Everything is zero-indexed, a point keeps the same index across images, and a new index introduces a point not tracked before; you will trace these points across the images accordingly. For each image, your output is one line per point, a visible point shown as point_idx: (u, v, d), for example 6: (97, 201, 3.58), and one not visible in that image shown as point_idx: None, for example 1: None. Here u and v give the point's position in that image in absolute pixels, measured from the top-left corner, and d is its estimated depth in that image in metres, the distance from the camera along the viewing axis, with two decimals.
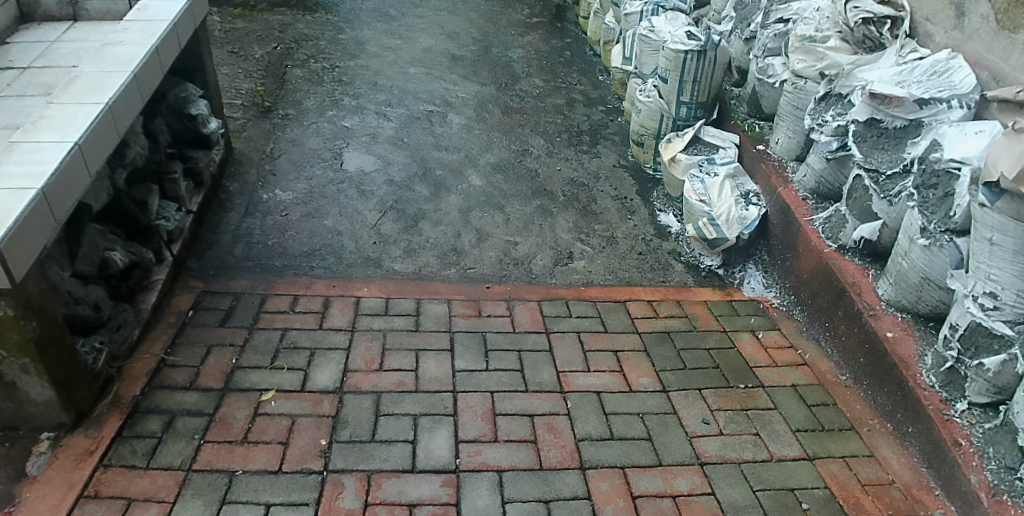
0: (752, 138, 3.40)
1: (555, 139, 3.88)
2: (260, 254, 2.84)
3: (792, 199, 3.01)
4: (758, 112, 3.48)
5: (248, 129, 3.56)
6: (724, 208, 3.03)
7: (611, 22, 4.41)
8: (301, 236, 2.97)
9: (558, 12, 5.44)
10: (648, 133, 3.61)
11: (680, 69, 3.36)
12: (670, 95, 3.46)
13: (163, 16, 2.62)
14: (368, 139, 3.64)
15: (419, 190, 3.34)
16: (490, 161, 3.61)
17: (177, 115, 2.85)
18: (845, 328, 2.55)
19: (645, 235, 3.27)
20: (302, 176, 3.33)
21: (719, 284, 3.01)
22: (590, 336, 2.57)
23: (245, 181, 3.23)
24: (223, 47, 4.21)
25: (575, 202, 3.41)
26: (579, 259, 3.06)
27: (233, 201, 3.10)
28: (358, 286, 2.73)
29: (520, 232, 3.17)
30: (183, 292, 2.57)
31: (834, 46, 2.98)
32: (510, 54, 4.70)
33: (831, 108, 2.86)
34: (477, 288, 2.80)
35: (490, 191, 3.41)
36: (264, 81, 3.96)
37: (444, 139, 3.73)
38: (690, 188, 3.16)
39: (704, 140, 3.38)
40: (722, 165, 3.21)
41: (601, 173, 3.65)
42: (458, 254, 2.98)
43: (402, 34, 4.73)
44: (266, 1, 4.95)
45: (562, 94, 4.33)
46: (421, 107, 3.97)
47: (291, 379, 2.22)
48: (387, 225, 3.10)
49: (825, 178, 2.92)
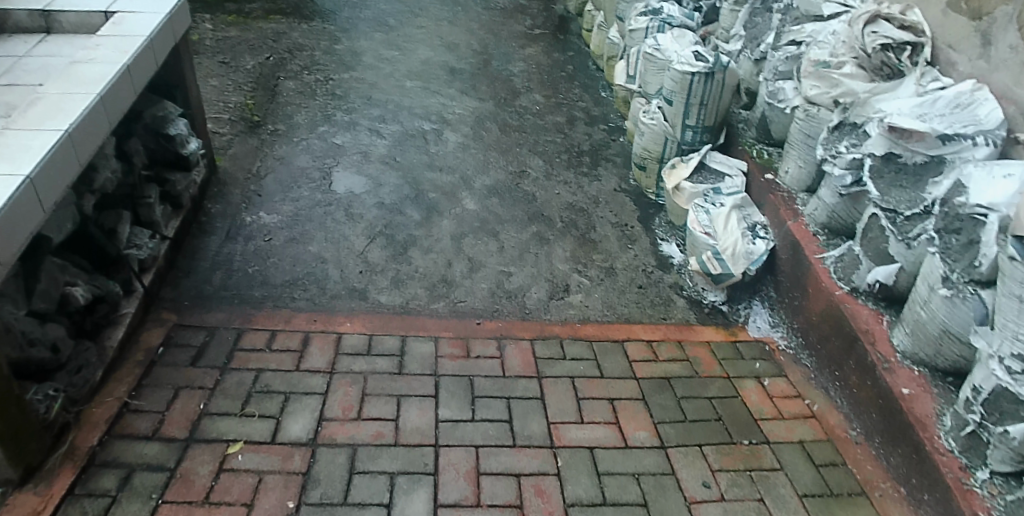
0: (761, 165, 3.21)
1: (555, 159, 3.72)
2: (239, 283, 2.70)
3: (802, 234, 2.85)
4: (766, 138, 3.30)
5: (234, 146, 3.41)
6: (730, 242, 2.87)
7: (615, 37, 4.26)
8: (283, 264, 2.82)
9: (561, 23, 5.29)
10: (651, 156, 3.44)
11: (686, 91, 3.18)
12: (675, 118, 3.28)
13: (139, 31, 2.47)
14: (359, 158, 3.50)
15: (410, 214, 3.19)
16: (486, 184, 3.46)
17: (154, 135, 2.68)
18: (857, 380, 2.42)
19: (646, 266, 3.11)
20: (288, 196, 3.18)
21: (723, 322, 2.88)
22: (585, 382, 2.42)
23: (228, 202, 3.08)
24: (213, 57, 4.06)
25: (573, 229, 3.26)
26: (576, 292, 2.91)
27: (215, 224, 2.96)
28: (341, 320, 2.58)
29: (515, 262, 3.01)
30: (153, 326, 2.43)
31: (850, 72, 2.78)
32: (511, 68, 4.55)
33: (846, 138, 2.70)
34: (467, 324, 2.65)
35: (484, 215, 3.25)
36: (253, 94, 3.81)
37: (439, 158, 3.58)
38: (694, 218, 2.99)
39: (709, 167, 3.21)
40: (729, 195, 3.04)
41: (602, 197, 3.50)
42: (447, 286, 2.83)
43: (400, 45, 4.58)
44: (261, 7, 4.80)
45: (564, 111, 4.17)
46: (417, 123, 3.82)
47: (261, 429, 2.08)
48: (375, 252, 2.95)
49: (838, 213, 2.76)
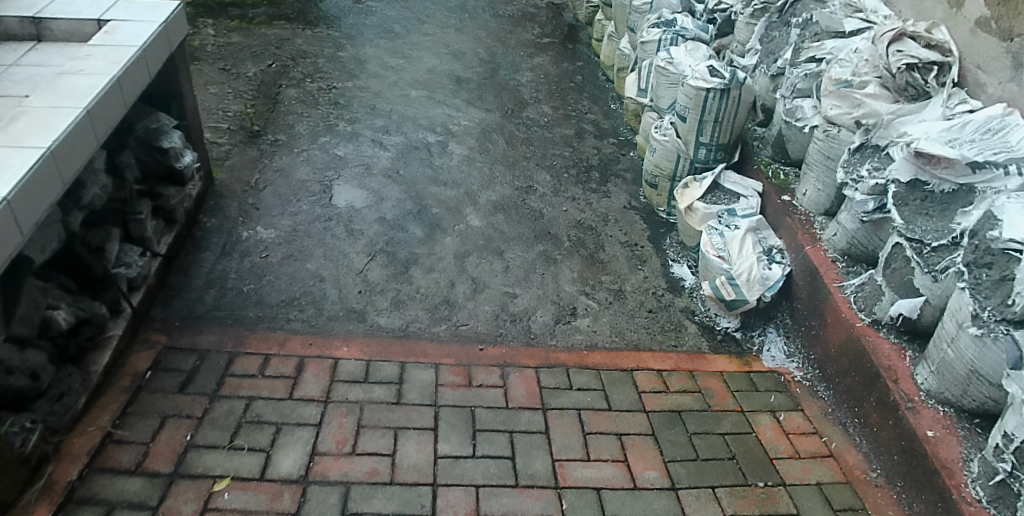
0: (777, 186, 3.08)
1: (562, 175, 3.61)
2: (232, 303, 2.59)
3: (821, 260, 2.73)
4: (783, 157, 3.17)
5: (232, 157, 3.31)
6: (745, 266, 2.75)
7: (626, 48, 4.16)
8: (279, 282, 2.72)
9: (570, 32, 5.18)
10: (662, 174, 3.32)
11: (700, 108, 3.06)
12: (688, 135, 3.16)
13: (132, 40, 2.38)
14: (361, 170, 3.39)
15: (412, 231, 3.08)
16: (492, 199, 3.35)
17: (148, 148, 2.58)
18: (878, 418, 2.31)
19: (656, 288, 3.00)
20: (287, 210, 3.08)
21: (736, 350, 2.77)
22: (592, 415, 2.31)
23: (225, 215, 2.98)
24: (213, 63, 3.96)
25: (581, 248, 3.15)
26: (584, 316, 2.79)
27: (210, 239, 2.85)
28: (338, 344, 2.47)
29: (520, 284, 2.90)
30: (141, 349, 2.33)
31: (873, 93, 2.67)
32: (519, 78, 4.44)
33: (868, 161, 2.59)
34: (469, 350, 2.54)
35: (489, 233, 3.14)
36: (254, 102, 3.71)
37: (443, 172, 3.47)
38: (707, 241, 2.88)
39: (723, 187, 3.08)
40: (744, 217, 2.92)
41: (611, 215, 3.38)
42: (450, 308, 2.72)
43: (406, 53, 4.48)
44: (265, 12, 4.70)
45: (572, 123, 4.06)
46: (421, 134, 3.72)
47: (250, 464, 1.98)
48: (375, 271, 2.84)
49: (859, 240, 2.64)
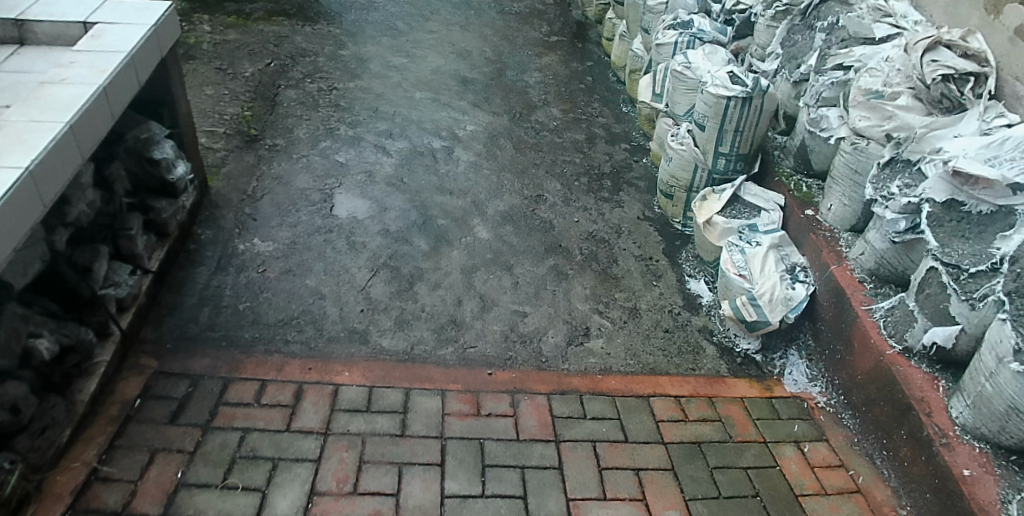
0: (799, 200, 2.94)
1: (573, 183, 3.46)
2: (227, 323, 2.47)
3: (847, 281, 2.59)
4: (805, 169, 3.03)
5: (229, 163, 3.17)
6: (767, 285, 2.61)
7: (639, 49, 4.01)
8: (277, 300, 2.59)
9: (579, 30, 5.01)
10: (678, 184, 3.18)
11: (720, 116, 2.91)
12: (706, 144, 3.02)
13: (120, 46, 2.23)
14: (363, 178, 3.25)
15: (417, 243, 2.94)
16: (500, 209, 3.21)
17: (138, 159, 2.44)
18: (909, 453, 2.17)
19: (672, 306, 2.86)
20: (286, 221, 2.94)
21: (756, 374, 2.63)
22: (607, 448, 2.19)
23: (220, 227, 2.84)
24: (210, 63, 3.81)
25: (593, 262, 3.01)
26: (597, 337, 2.66)
27: (204, 253, 2.72)
28: (339, 369, 2.35)
29: (530, 301, 2.76)
30: (131, 375, 2.21)
31: (905, 104, 2.53)
32: (526, 79, 4.29)
33: (898, 177, 2.44)
34: (477, 374, 2.41)
35: (497, 246, 3.01)
36: (252, 104, 3.57)
37: (449, 180, 3.33)
38: (727, 258, 2.74)
39: (743, 200, 2.95)
40: (766, 233, 2.78)
41: (623, 226, 3.24)
42: (456, 328, 2.59)
43: (409, 52, 4.32)
44: (264, 8, 4.54)
45: (582, 127, 3.92)
46: (426, 139, 3.57)
47: (244, 505, 1.89)
48: (378, 287, 2.70)
49: (888, 260, 2.50)
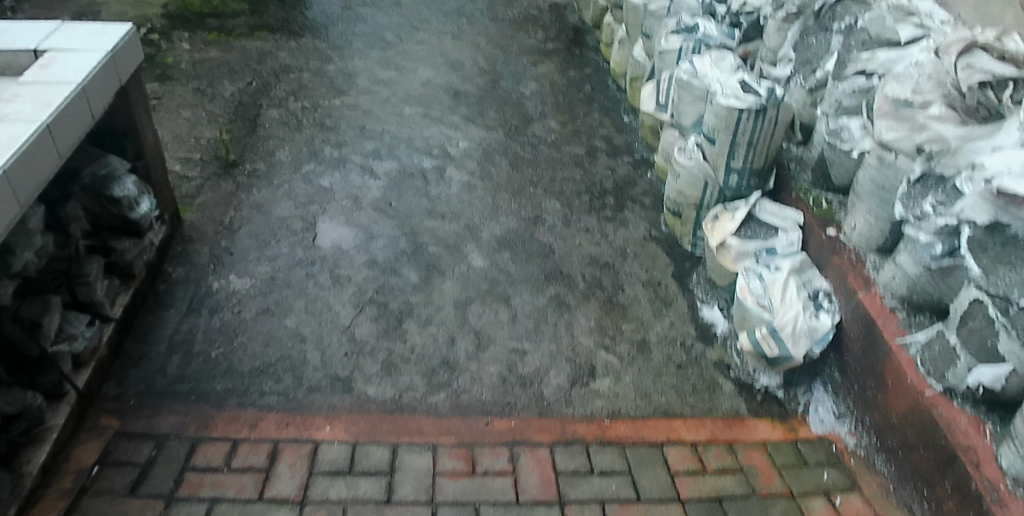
0: (820, 218, 2.72)
1: (574, 202, 3.24)
2: (199, 373, 2.25)
3: (877, 309, 2.37)
4: (825, 183, 2.80)
5: (204, 192, 2.95)
6: (790, 316, 2.38)
7: (640, 55, 3.79)
8: (253, 344, 2.37)
9: (576, 36, 4.79)
10: (687, 202, 2.95)
11: (732, 129, 2.68)
12: (718, 159, 2.78)
13: (70, 77, 2.02)
14: (349, 204, 3.03)
15: (406, 275, 2.72)
16: (495, 234, 2.98)
17: (97, 197, 2.22)
18: (954, 507, 1.95)
19: (684, 337, 2.64)
20: (264, 254, 2.73)
21: (778, 412, 2.43)
22: (617, 509, 2.00)
23: (193, 263, 2.63)
24: (187, 83, 3.60)
25: (598, 290, 2.78)
26: (604, 377, 2.43)
27: (175, 294, 2.51)
28: (319, 423, 2.13)
29: (530, 337, 2.54)
30: (89, 439, 2.01)
31: (937, 114, 2.25)
32: (522, 90, 4.07)
33: (931, 194, 2.20)
34: (472, 424, 2.19)
35: (494, 275, 2.78)
36: (230, 126, 3.36)
37: (441, 203, 3.11)
38: (744, 286, 2.51)
39: (759, 219, 2.69)
40: (785, 257, 2.54)
41: (629, 248, 3.02)
42: (449, 371, 2.36)
43: (399, 64, 4.11)
44: (245, 23, 4.34)
45: (582, 140, 3.69)
46: (416, 159, 3.36)
47: None
48: (364, 326, 2.48)
49: (922, 287, 2.26)
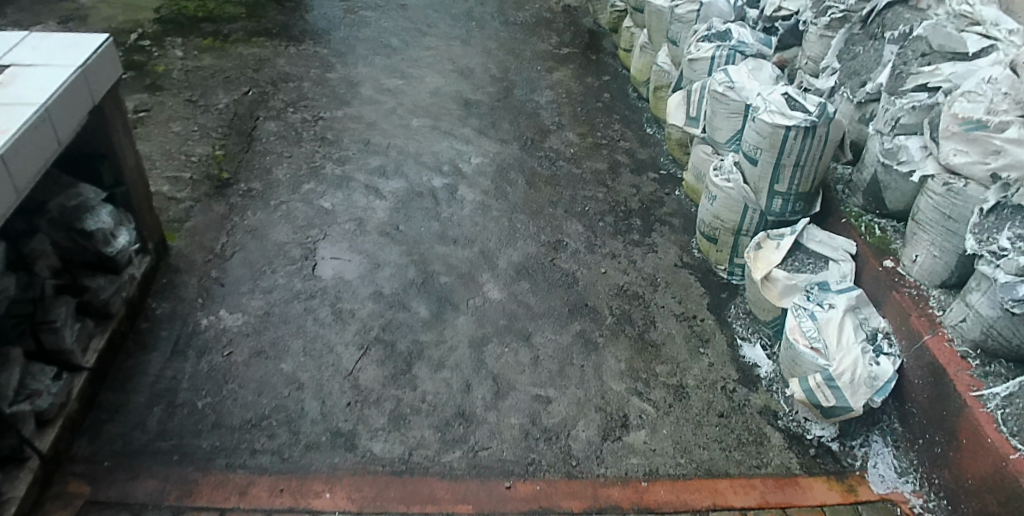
0: (874, 247, 2.44)
1: (597, 224, 2.97)
2: (183, 428, 2.00)
3: (946, 357, 2.09)
4: (877, 207, 2.53)
5: (194, 215, 2.70)
6: (848, 363, 2.11)
7: (664, 63, 3.52)
8: (245, 393, 2.11)
9: (592, 40, 4.52)
10: (724, 227, 2.68)
11: (777, 150, 2.40)
12: (760, 182, 2.52)
13: (33, 97, 1.76)
14: (352, 227, 2.77)
15: (416, 309, 2.46)
16: (513, 261, 2.72)
17: (68, 230, 1.98)
18: None
19: (725, 380, 2.37)
20: (258, 287, 2.46)
21: (834, 470, 2.16)
22: None
23: (180, 298, 2.37)
24: (178, 94, 3.34)
25: (627, 326, 2.52)
26: (638, 428, 2.17)
27: (158, 334, 2.25)
28: (318, 490, 1.88)
29: (554, 382, 2.27)
30: (54, 510, 1.76)
31: (1016, 137, 1.97)
32: (537, 99, 3.81)
33: (1011, 226, 1.96)
34: (492, 488, 1.94)
35: (513, 308, 2.52)
36: (224, 141, 3.10)
37: (452, 226, 2.85)
38: (795, 326, 2.24)
39: (806, 248, 2.45)
40: (840, 293, 2.27)
41: (659, 277, 2.75)
42: (465, 424, 2.10)
43: (405, 72, 3.85)
44: (242, 28, 4.07)
45: (604, 154, 3.43)
46: (425, 176, 3.10)
47: None
48: (369, 371, 2.22)
49: (998, 331, 1.99)
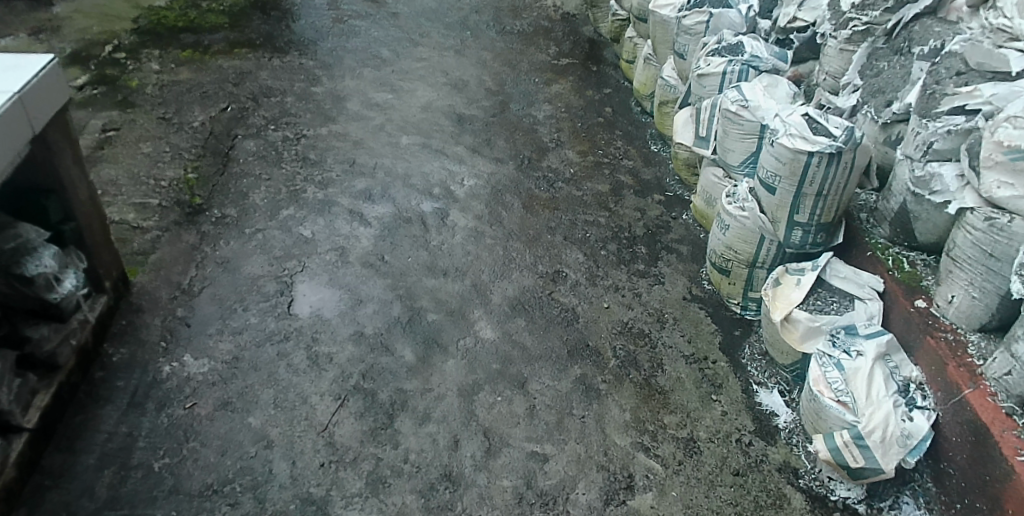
0: (904, 284, 2.23)
1: (599, 252, 2.76)
2: (135, 495, 1.78)
3: (990, 414, 1.85)
4: (906, 239, 2.30)
5: (162, 246, 2.49)
6: (878, 419, 1.88)
7: (670, 77, 3.31)
8: (207, 452, 1.89)
9: (592, 50, 4.31)
10: (737, 258, 2.46)
11: (798, 178, 2.18)
12: (778, 212, 2.30)
13: None
14: (333, 258, 2.56)
15: (400, 353, 2.24)
16: (508, 295, 2.51)
17: (5, 276, 1.84)
18: None
19: (740, 432, 2.15)
20: (228, 327, 2.25)
21: None
22: None
23: (141, 341, 2.16)
24: (151, 111, 3.14)
25: (632, 370, 2.30)
26: (644, 490, 1.95)
27: (114, 384, 2.03)
28: None
29: (551, 436, 2.05)
30: None
31: None
32: (535, 114, 3.59)
33: None
34: None
35: (506, 350, 2.30)
36: (198, 163, 2.89)
37: (442, 256, 2.63)
38: (819, 376, 2.02)
39: (829, 285, 2.24)
40: (868, 338, 2.04)
41: (667, 313, 2.53)
42: (452, 488, 1.88)
43: (395, 85, 3.64)
44: (224, 38, 3.87)
45: (606, 174, 3.21)
46: (413, 200, 2.88)
47: None
48: (346, 425, 2.00)
49: None
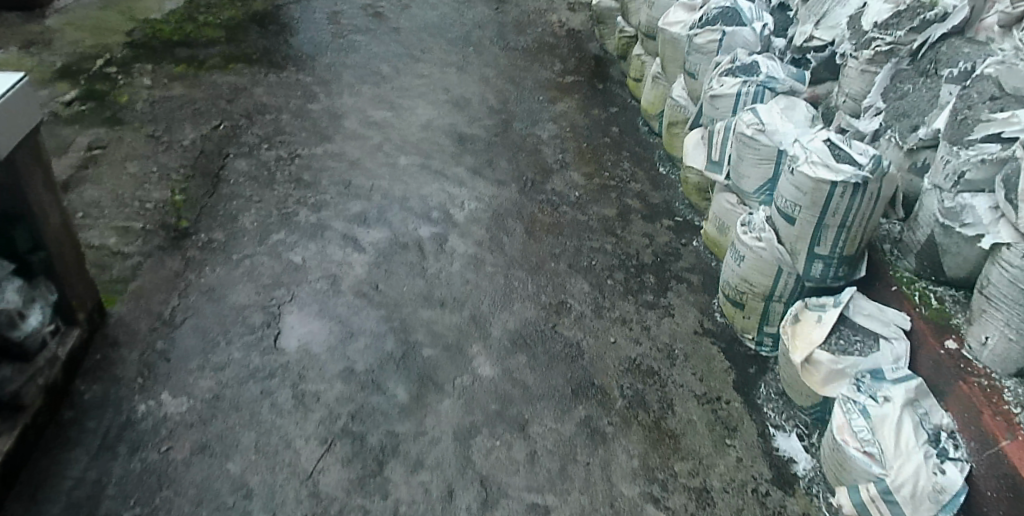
0: (933, 322, 2.07)
1: (605, 282, 2.62)
2: None
3: None
4: (934, 273, 2.15)
5: (143, 273, 2.35)
6: (909, 472, 1.71)
7: (680, 97, 3.18)
8: (181, 502, 1.75)
9: (598, 67, 4.20)
10: (752, 291, 2.32)
11: (819, 208, 2.04)
12: (797, 244, 2.15)
13: None
14: (325, 286, 2.43)
15: (392, 391, 2.10)
16: (508, 328, 2.36)
17: None
18: None
19: (757, 481, 1.99)
20: (210, 362, 2.11)
21: None
22: None
23: (116, 377, 2.02)
24: (140, 129, 3.02)
25: (640, 411, 2.15)
26: None
27: (85, 425, 1.89)
28: None
29: (554, 486, 1.90)
30: None
31: None
32: (539, 133, 3.46)
33: None
34: None
35: (506, 389, 2.16)
36: (186, 184, 2.76)
37: (440, 285, 2.50)
38: (843, 423, 1.87)
39: (852, 322, 2.09)
40: (896, 383, 1.89)
41: (678, 348, 2.38)
42: None
43: (395, 103, 3.52)
44: (220, 53, 3.76)
45: (612, 198, 3.07)
46: (411, 224, 2.75)
47: None
48: (332, 472, 1.86)
49: None
